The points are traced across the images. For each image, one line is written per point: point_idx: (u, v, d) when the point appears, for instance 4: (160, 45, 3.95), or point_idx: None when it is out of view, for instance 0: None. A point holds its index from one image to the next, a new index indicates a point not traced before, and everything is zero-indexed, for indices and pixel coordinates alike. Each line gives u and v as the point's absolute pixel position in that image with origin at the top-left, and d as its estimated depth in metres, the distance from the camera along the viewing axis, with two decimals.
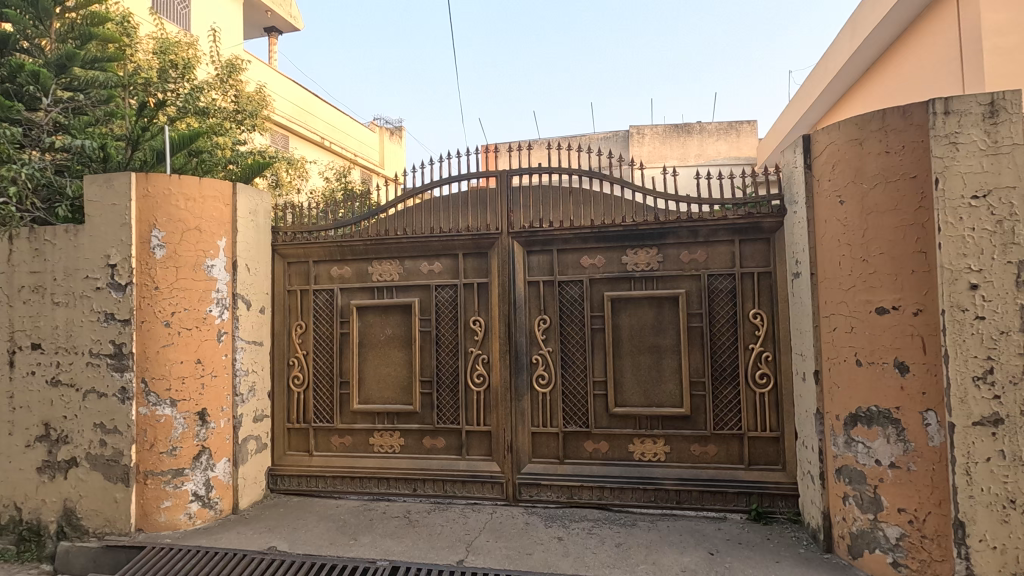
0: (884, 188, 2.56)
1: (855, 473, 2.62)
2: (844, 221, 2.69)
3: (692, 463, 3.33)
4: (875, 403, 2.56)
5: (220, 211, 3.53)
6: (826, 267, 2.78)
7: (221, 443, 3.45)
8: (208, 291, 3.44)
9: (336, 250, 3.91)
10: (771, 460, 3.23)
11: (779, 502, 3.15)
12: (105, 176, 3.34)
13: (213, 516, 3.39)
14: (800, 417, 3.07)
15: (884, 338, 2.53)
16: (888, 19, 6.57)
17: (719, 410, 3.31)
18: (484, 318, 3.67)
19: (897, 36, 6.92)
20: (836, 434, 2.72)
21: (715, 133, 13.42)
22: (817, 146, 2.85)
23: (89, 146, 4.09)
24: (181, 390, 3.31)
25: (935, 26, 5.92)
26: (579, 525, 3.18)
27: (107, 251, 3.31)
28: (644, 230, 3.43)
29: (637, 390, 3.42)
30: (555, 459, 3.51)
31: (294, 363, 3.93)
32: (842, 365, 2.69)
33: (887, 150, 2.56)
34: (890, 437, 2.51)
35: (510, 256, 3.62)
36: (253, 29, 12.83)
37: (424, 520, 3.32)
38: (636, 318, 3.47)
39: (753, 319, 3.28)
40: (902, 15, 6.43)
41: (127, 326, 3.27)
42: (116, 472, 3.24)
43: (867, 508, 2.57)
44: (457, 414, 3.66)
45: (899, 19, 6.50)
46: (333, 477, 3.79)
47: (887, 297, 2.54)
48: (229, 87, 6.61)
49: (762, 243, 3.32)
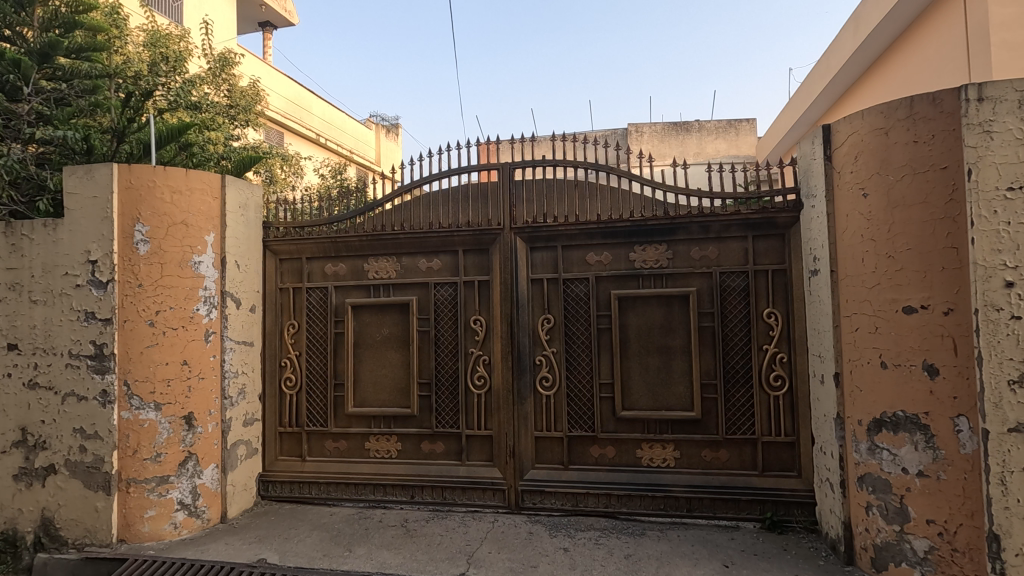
0: (912, 180, 2.42)
1: (879, 482, 2.48)
2: (868, 215, 2.55)
3: (703, 470, 3.18)
4: (902, 407, 2.42)
5: (207, 205, 3.36)
6: (848, 265, 2.64)
7: (209, 449, 3.28)
8: (195, 288, 3.27)
9: (330, 246, 3.74)
10: (786, 466, 3.08)
11: (795, 511, 3.01)
12: (85, 167, 3.16)
13: (200, 526, 3.22)
14: (817, 421, 2.93)
15: (912, 339, 2.39)
16: (893, 16, 6.48)
17: (731, 413, 3.16)
18: (485, 318, 3.51)
19: (901, 32, 6.81)
20: (858, 440, 2.58)
21: (715, 132, 13.22)
22: (837, 136, 2.71)
23: (71, 137, 3.93)
24: (166, 393, 3.14)
25: (943, 20, 5.78)
26: (584, 534, 3.03)
27: (88, 247, 3.14)
28: (653, 226, 3.29)
29: (645, 393, 3.27)
30: (559, 465, 3.36)
31: (286, 363, 3.76)
32: (865, 367, 2.55)
33: (916, 139, 2.41)
34: (918, 444, 2.37)
35: (512, 252, 3.46)
36: (247, 24, 12.62)
37: (423, 530, 3.16)
38: (645, 317, 3.32)
39: (767, 319, 3.14)
40: (906, 11, 6.32)
41: (109, 326, 3.09)
42: (96, 481, 3.07)
43: (892, 519, 2.43)
44: (457, 417, 3.50)
45: (903, 15, 6.42)
46: (327, 484, 3.62)
47: (915, 296, 2.39)
48: (222, 82, 6.43)
49: (777, 239, 3.17)
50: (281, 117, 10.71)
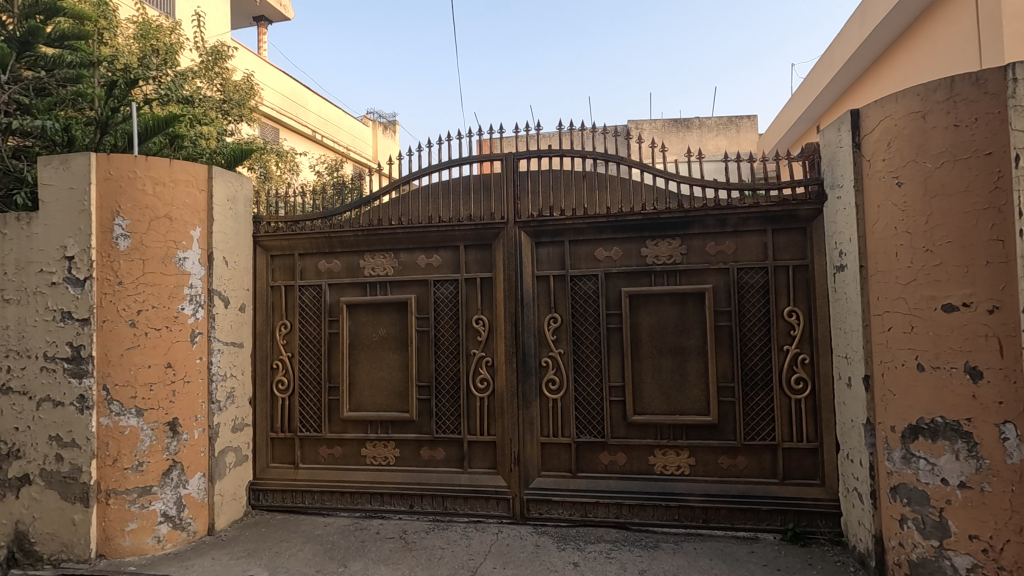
0: (952, 167, 2.23)
1: (914, 493, 2.30)
2: (902, 206, 2.36)
3: (720, 478, 3.00)
4: (941, 413, 2.23)
5: (193, 198, 3.16)
6: (879, 260, 2.46)
7: (195, 457, 3.09)
8: (179, 287, 3.07)
9: (324, 241, 3.55)
10: (808, 473, 2.91)
11: (819, 522, 2.83)
12: (60, 157, 2.96)
13: (186, 539, 3.03)
14: (843, 427, 2.75)
15: (952, 339, 2.21)
16: (896, 14, 6.48)
17: (750, 418, 2.98)
18: (487, 317, 3.33)
19: (905, 29, 6.77)
20: (891, 448, 2.40)
21: (715, 129, 12.99)
22: (867, 122, 2.53)
23: (51, 126, 3.71)
24: (148, 398, 2.94)
25: (949, 16, 5.69)
26: (595, 548, 2.85)
27: (64, 242, 2.94)
28: (666, 219, 3.10)
29: (658, 396, 3.09)
30: (567, 473, 3.17)
31: (278, 365, 3.57)
32: (899, 370, 2.37)
33: (957, 123, 2.23)
34: (959, 453, 2.19)
35: (517, 247, 3.27)
36: (242, 18, 12.37)
37: (422, 543, 2.97)
38: (657, 316, 3.13)
39: (788, 317, 2.96)
40: (908, 8, 6.32)
41: (86, 326, 2.89)
42: (73, 492, 2.87)
43: (930, 533, 2.25)
44: (458, 422, 3.31)
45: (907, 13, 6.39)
46: (321, 493, 3.43)
47: (955, 293, 2.21)
48: (214, 76, 6.23)
49: (798, 233, 2.98)
50: (275, 112, 10.49)
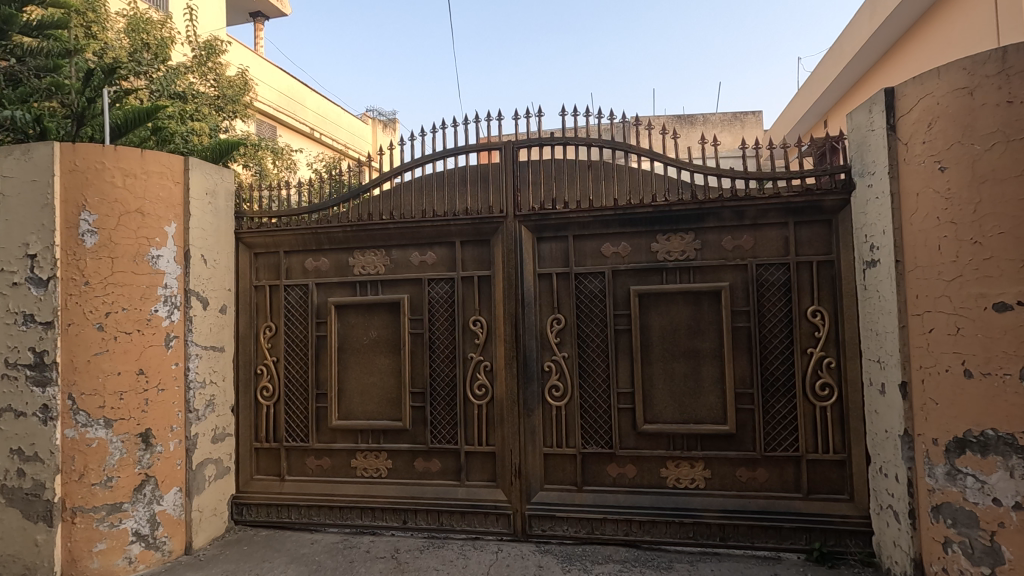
0: (1005, 150, 2.01)
1: (960, 513, 2.07)
2: (946, 194, 2.13)
3: (738, 493, 2.76)
4: (992, 425, 2.00)
5: (168, 190, 2.93)
6: (918, 254, 2.22)
7: (170, 470, 2.86)
8: (153, 287, 2.84)
9: (311, 238, 3.32)
10: (835, 487, 2.67)
11: (848, 541, 2.58)
12: (22, 147, 2.75)
13: (160, 559, 2.80)
14: (875, 438, 2.51)
15: (1005, 342, 1.98)
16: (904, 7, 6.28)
17: (771, 427, 2.74)
18: (486, 318, 3.09)
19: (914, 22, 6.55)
20: (933, 463, 2.16)
21: (719, 124, 12.74)
22: (904, 102, 2.29)
23: (21, 117, 3.41)
24: (118, 408, 2.72)
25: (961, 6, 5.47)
26: (603, 569, 2.61)
27: (25, 239, 2.72)
28: (679, 212, 2.86)
29: (670, 403, 2.85)
30: (572, 486, 2.94)
31: (262, 371, 3.34)
32: (942, 377, 2.13)
33: (1009, 100, 2.01)
34: (1014, 470, 1.96)
35: (517, 244, 3.03)
36: (237, 14, 12.16)
37: (416, 563, 2.73)
38: (668, 317, 2.89)
39: (812, 318, 2.72)
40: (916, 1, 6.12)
41: (49, 331, 2.67)
42: (36, 510, 2.65)
43: (980, 560, 2.01)
44: (455, 431, 3.08)
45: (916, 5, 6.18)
46: (308, 507, 3.20)
47: (1008, 291, 1.98)
48: (208, 71, 5.99)
49: (823, 226, 2.74)
50: (271, 109, 10.32)
